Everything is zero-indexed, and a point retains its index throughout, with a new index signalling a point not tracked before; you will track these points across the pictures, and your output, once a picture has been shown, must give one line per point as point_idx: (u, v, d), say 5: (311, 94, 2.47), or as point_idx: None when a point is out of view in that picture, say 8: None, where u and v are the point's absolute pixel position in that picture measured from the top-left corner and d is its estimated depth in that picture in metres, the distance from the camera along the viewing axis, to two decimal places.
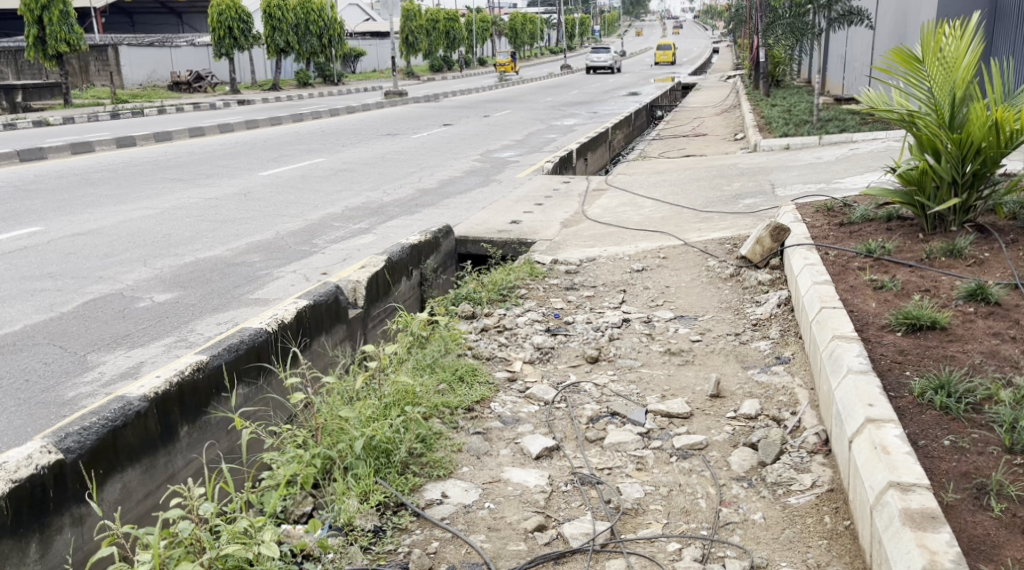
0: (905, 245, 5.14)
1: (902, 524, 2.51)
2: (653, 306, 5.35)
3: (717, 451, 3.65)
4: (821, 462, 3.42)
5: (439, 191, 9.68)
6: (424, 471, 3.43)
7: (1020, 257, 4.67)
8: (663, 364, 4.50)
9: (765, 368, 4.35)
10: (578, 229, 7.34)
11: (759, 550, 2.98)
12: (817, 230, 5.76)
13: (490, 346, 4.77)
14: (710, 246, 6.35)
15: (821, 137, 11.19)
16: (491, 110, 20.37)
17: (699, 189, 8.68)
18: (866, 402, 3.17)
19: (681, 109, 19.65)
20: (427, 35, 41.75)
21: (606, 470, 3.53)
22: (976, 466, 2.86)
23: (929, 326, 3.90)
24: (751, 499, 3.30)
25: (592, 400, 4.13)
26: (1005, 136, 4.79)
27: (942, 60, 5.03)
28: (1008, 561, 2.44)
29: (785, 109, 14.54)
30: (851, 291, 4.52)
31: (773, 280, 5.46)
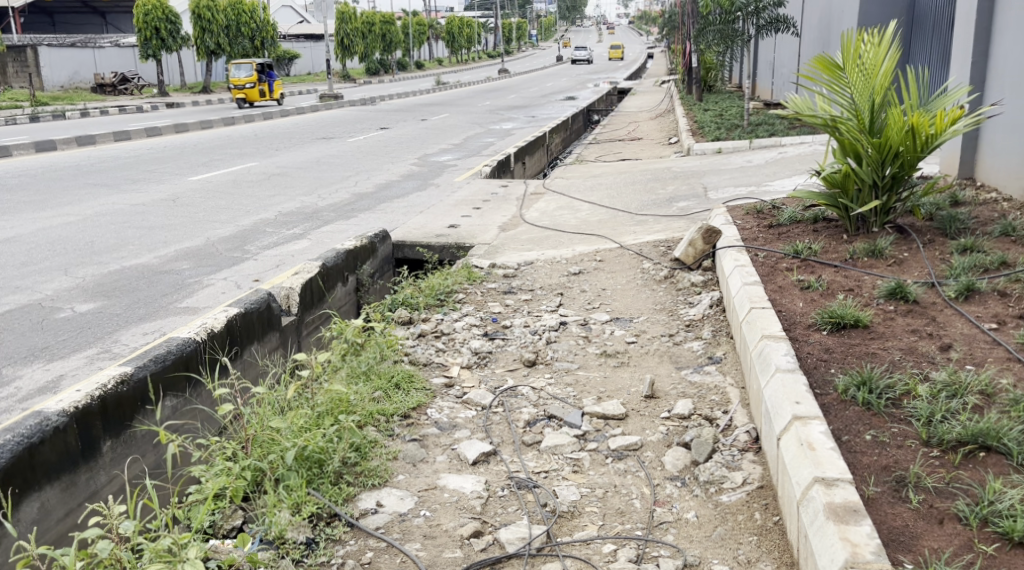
0: (830, 246, 5.29)
1: (826, 519, 2.58)
2: (589, 308, 5.41)
3: (652, 451, 3.71)
4: (752, 460, 3.50)
5: (376, 195, 9.62)
6: (358, 480, 3.40)
7: (937, 256, 4.86)
8: (600, 367, 4.55)
9: (698, 368, 4.43)
10: (516, 233, 7.37)
11: (692, 549, 3.04)
12: (747, 232, 5.89)
13: (427, 352, 4.76)
14: (645, 248, 6.45)
15: (751, 141, 11.45)
16: (429, 114, 20.34)
17: (635, 192, 8.80)
18: (793, 400, 3.26)
19: (617, 113, 19.92)
20: (363, 37, 41.33)
21: (543, 473, 3.55)
22: (896, 459, 2.95)
23: (852, 325, 4.02)
24: (684, 498, 3.36)
25: (529, 404, 4.15)
26: (922, 140, 4.97)
27: (861, 66, 5.20)
28: (925, 551, 2.52)
29: (717, 113, 14.84)
30: (779, 292, 4.63)
31: (705, 282, 5.57)
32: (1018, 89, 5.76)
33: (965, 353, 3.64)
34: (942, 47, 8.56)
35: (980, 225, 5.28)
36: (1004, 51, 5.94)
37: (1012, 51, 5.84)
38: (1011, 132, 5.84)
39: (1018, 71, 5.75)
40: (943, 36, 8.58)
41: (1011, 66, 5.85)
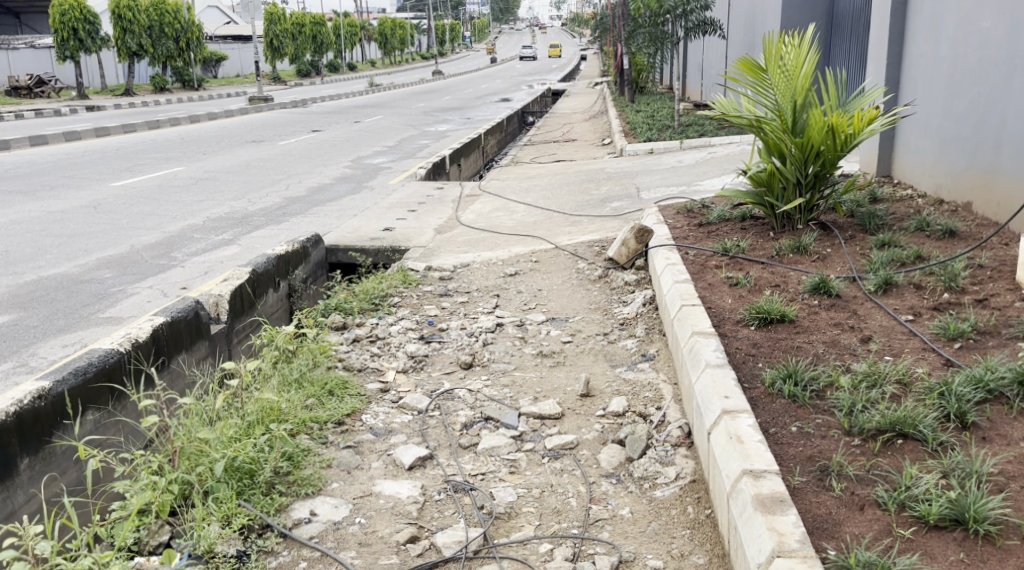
0: (758, 243, 5.42)
1: (754, 510, 2.65)
2: (526, 309, 5.44)
3: (588, 449, 3.75)
4: (684, 454, 3.57)
5: (308, 199, 9.50)
6: (290, 489, 3.36)
7: (858, 251, 5.01)
8: (536, 367, 4.58)
9: (632, 366, 4.49)
10: (452, 235, 7.35)
11: (627, 545, 3.08)
12: (678, 231, 5.99)
13: (362, 357, 4.71)
14: (580, 249, 6.52)
15: (681, 142, 11.64)
16: (362, 116, 20.18)
17: (570, 193, 8.88)
18: (722, 394, 3.34)
19: (552, 114, 20.04)
20: (293, 39, 40.64)
21: (480, 476, 3.56)
22: (820, 449, 3.05)
23: (778, 319, 4.14)
24: (619, 495, 3.41)
25: (465, 406, 4.15)
26: (842, 140, 5.13)
27: (783, 68, 5.33)
28: (847, 537, 2.60)
29: (648, 114, 15.05)
30: (709, 289, 4.72)
31: (639, 281, 5.65)
32: (929, 89, 5.98)
33: (884, 344, 3.77)
34: (861, 49, 8.84)
35: (898, 220, 5.48)
36: (917, 53, 6.17)
37: (923, 53, 6.06)
38: (923, 131, 6.06)
39: (929, 73, 5.97)
40: (860, 39, 8.85)
41: (923, 68, 6.07)
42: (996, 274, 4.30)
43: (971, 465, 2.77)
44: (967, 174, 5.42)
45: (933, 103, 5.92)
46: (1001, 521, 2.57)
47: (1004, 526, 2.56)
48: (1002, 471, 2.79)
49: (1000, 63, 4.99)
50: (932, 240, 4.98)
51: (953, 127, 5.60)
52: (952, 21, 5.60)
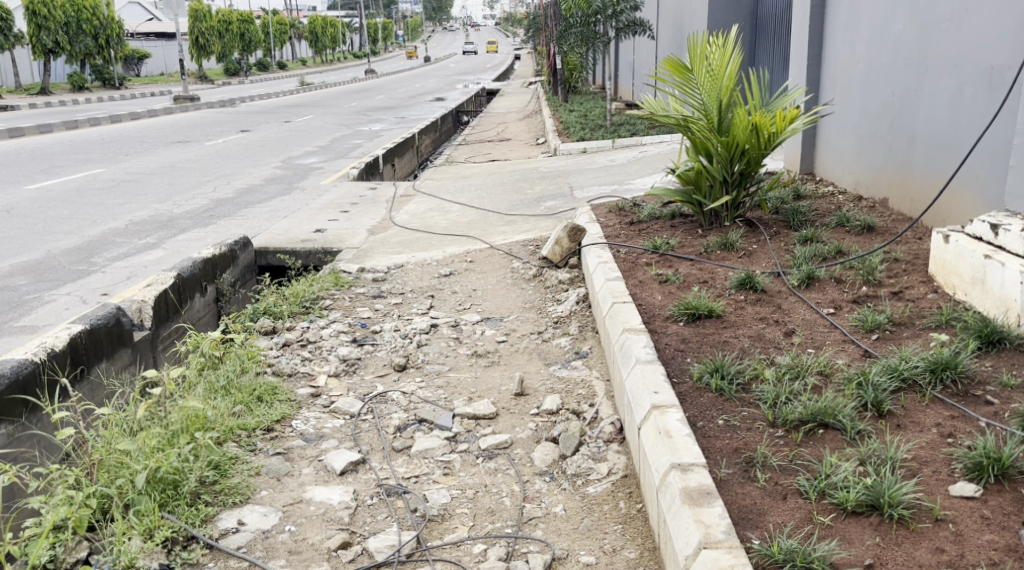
0: (686, 241, 5.52)
1: (682, 503, 2.71)
2: (460, 310, 5.43)
3: (522, 448, 3.76)
4: (616, 450, 3.61)
5: (236, 201, 9.32)
6: (217, 499, 3.30)
7: (782, 247, 5.14)
8: (470, 367, 4.58)
9: (565, 364, 4.52)
10: (385, 236, 7.29)
11: (560, 542, 3.11)
12: (610, 229, 6.05)
13: (292, 361, 4.63)
14: (514, 248, 6.54)
15: (614, 141, 11.76)
16: (292, 116, 19.88)
17: (504, 193, 8.89)
18: (652, 390, 3.38)
19: (486, 114, 20.05)
20: (220, 36, 39.74)
21: (413, 479, 3.54)
22: (746, 441, 3.12)
23: (706, 315, 4.21)
24: (552, 492, 3.43)
25: (399, 409, 4.12)
26: (765, 138, 5.26)
27: (708, 68, 5.42)
28: (770, 526, 2.67)
29: (581, 114, 15.16)
30: (639, 287, 4.78)
31: (572, 279, 5.70)
32: (847, 90, 6.16)
33: (806, 337, 3.87)
34: (782, 50, 9.06)
35: (820, 216, 5.63)
36: (835, 55, 6.35)
37: (841, 55, 6.24)
38: (842, 130, 6.24)
39: (846, 74, 6.16)
40: (782, 40, 9.08)
41: (841, 70, 6.25)
42: (910, 267, 4.46)
43: (887, 452, 2.87)
44: (883, 171, 5.60)
45: (850, 103, 6.11)
46: (914, 505, 2.67)
47: (917, 510, 2.65)
48: (915, 457, 2.90)
49: (912, 66, 5.17)
50: (851, 235, 5.13)
51: (870, 126, 5.78)
52: (867, 24, 5.79)
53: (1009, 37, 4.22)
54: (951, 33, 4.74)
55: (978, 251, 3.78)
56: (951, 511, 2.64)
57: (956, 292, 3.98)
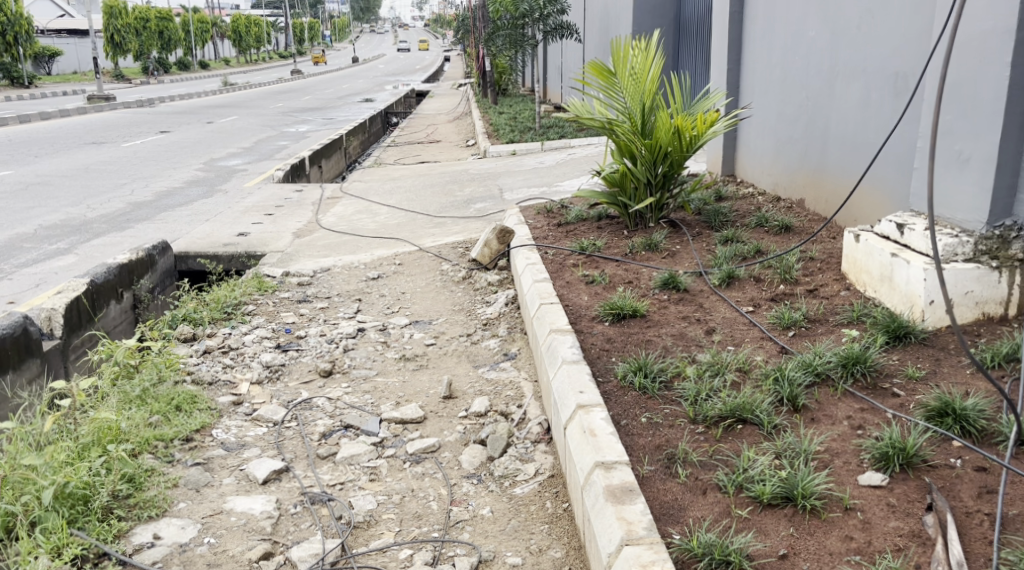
0: (613, 242, 5.58)
1: (605, 501, 2.75)
2: (388, 313, 5.39)
3: (449, 451, 3.75)
4: (543, 451, 3.63)
5: (155, 204, 9.08)
6: (131, 513, 3.21)
7: (704, 247, 5.24)
8: (398, 372, 4.54)
9: (494, 366, 4.53)
10: (312, 239, 7.18)
11: (487, 544, 3.11)
12: (538, 231, 6.08)
13: (213, 369, 4.52)
14: (443, 250, 6.51)
15: (543, 143, 11.84)
16: (215, 116, 19.46)
17: (433, 195, 8.85)
18: (577, 389, 3.41)
19: (415, 116, 19.95)
20: (138, 34, 38.63)
21: (338, 486, 3.50)
22: (668, 438, 3.17)
23: (631, 315, 4.26)
24: (480, 495, 3.42)
25: (324, 415, 4.07)
26: (687, 141, 5.36)
27: (631, 73, 5.53)
28: (690, 521, 2.72)
29: (510, 117, 15.22)
30: (567, 288, 4.81)
31: (501, 281, 5.71)
32: (765, 93, 6.32)
33: (726, 335, 3.95)
34: (703, 54, 9.25)
35: (740, 217, 5.76)
36: (753, 60, 6.51)
37: (758, 60, 6.40)
38: (761, 132, 6.39)
39: (764, 78, 6.31)
40: (703, 45, 9.26)
41: (759, 75, 6.41)
42: (824, 266, 4.59)
43: (801, 445, 2.95)
44: (799, 173, 5.75)
45: (767, 107, 6.27)
46: (825, 495, 2.75)
47: (828, 500, 2.73)
48: (827, 449, 2.99)
49: (824, 72, 5.33)
50: (770, 235, 5.27)
51: (786, 128, 5.94)
52: (782, 29, 5.94)
53: (912, 44, 4.38)
54: (860, 39, 4.90)
55: (885, 250, 3.92)
56: (860, 500, 2.73)
57: (867, 289, 4.12)
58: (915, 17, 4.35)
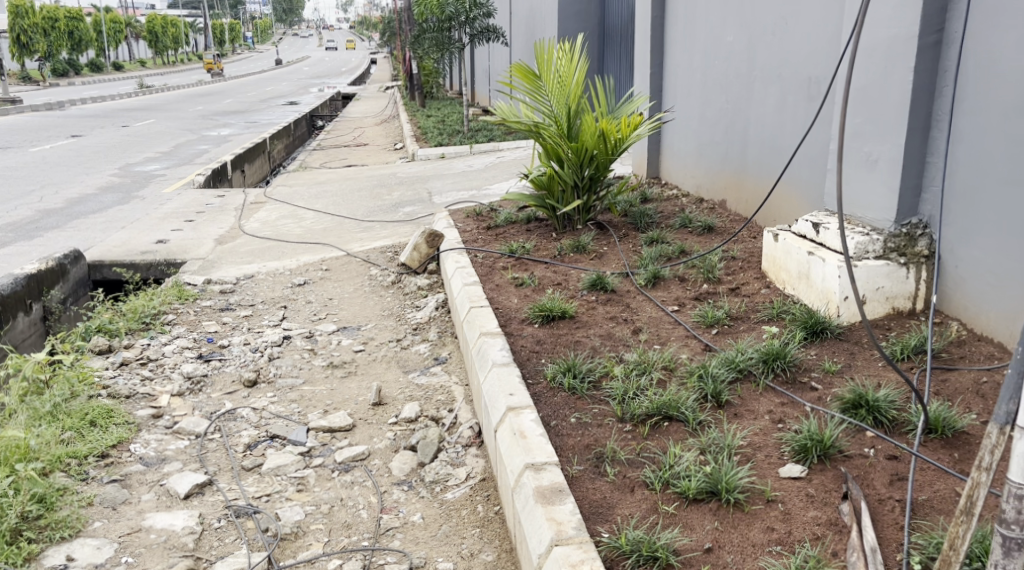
0: (542, 244, 5.60)
1: (535, 502, 2.77)
2: (315, 320, 5.30)
3: (379, 458, 3.70)
4: (474, 454, 3.63)
5: (67, 211, 8.76)
6: (43, 535, 3.09)
7: (631, 248, 5.30)
8: (326, 380, 4.47)
9: (424, 370, 4.50)
10: (234, 245, 7.03)
11: (418, 551, 3.09)
12: (467, 234, 6.07)
13: (131, 382, 4.38)
14: (372, 255, 6.45)
15: (471, 146, 11.83)
16: (130, 120, 18.89)
17: (360, 199, 8.76)
18: (507, 392, 3.42)
19: (342, 119, 19.75)
20: (48, 35, 37.31)
21: (264, 497, 3.42)
22: (596, 437, 3.19)
23: (560, 316, 4.28)
24: (411, 501, 3.39)
25: (249, 426, 3.97)
26: (611, 144, 5.41)
27: (556, 76, 5.57)
28: (618, 519, 2.75)
29: (438, 119, 15.18)
30: (496, 291, 4.81)
31: (431, 285, 5.69)
32: (686, 96, 6.43)
33: (652, 334, 4.01)
34: (627, 58, 9.36)
35: (665, 218, 5.85)
36: (674, 64, 6.62)
37: (680, 64, 6.52)
38: (684, 135, 6.49)
39: (686, 82, 6.41)
40: (627, 49, 9.37)
41: (680, 79, 6.53)
42: (746, 265, 4.69)
43: (724, 440, 3.00)
44: (721, 175, 5.86)
45: (689, 110, 6.38)
46: (748, 488, 2.81)
47: (751, 493, 2.79)
48: (749, 443, 3.05)
49: (742, 76, 5.45)
50: (694, 236, 5.36)
51: (708, 131, 6.05)
52: (702, 34, 6.05)
53: (824, 50, 4.51)
54: (776, 44, 5.01)
55: (802, 248, 4.02)
56: (781, 492, 2.79)
57: (786, 287, 4.22)
58: (826, 23, 4.47)
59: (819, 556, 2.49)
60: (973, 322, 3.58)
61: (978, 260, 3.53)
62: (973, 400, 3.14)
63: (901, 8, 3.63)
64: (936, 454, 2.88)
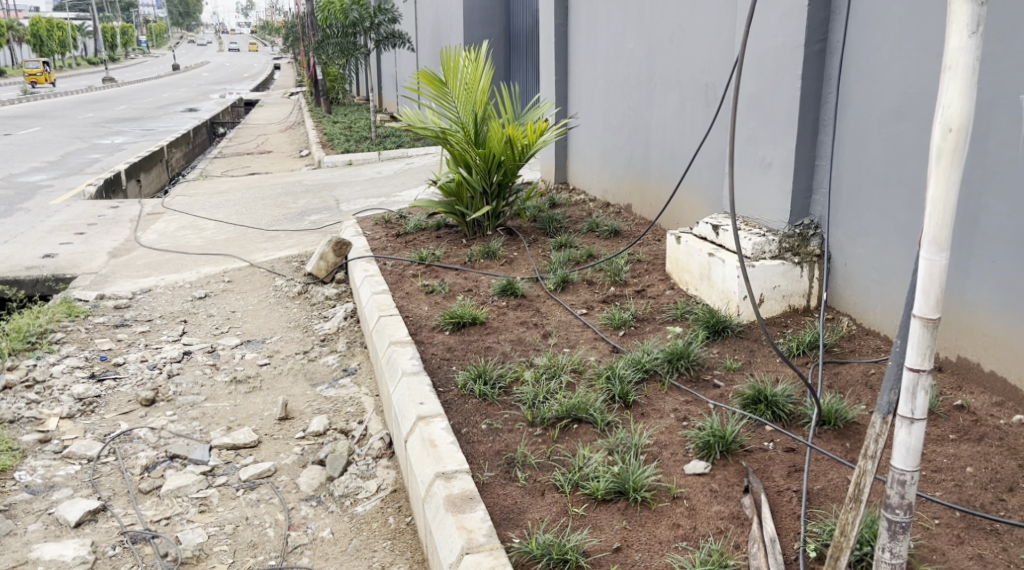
0: (452, 251, 5.57)
1: (446, 511, 2.74)
2: (217, 334, 5.14)
3: (286, 474, 3.60)
4: (386, 466, 3.57)
5: None
6: None
7: (540, 253, 5.32)
8: (229, 396, 4.32)
9: (332, 383, 4.40)
10: (130, 258, 6.76)
11: (327, 567, 3.02)
12: (376, 242, 5.99)
13: (15, 406, 4.15)
14: (277, 265, 6.30)
15: (379, 153, 11.71)
16: (15, 128, 17.98)
17: (264, 207, 8.55)
18: (417, 401, 3.37)
19: (245, 125, 19.29)
20: None
21: (163, 521, 3.29)
22: (506, 443, 3.18)
23: (470, 322, 4.25)
24: (319, 517, 3.31)
25: (147, 447, 3.81)
26: (518, 149, 5.45)
27: (461, 83, 5.53)
28: (529, 523, 2.74)
29: (345, 126, 14.98)
30: (405, 298, 4.75)
31: (339, 295, 5.59)
32: (591, 103, 6.51)
33: (561, 338, 4.02)
34: (533, 64, 9.40)
35: (573, 223, 5.90)
36: (579, 71, 6.69)
37: (584, 70, 6.59)
38: (589, 140, 6.56)
39: (590, 88, 6.49)
40: (533, 56, 9.43)
41: (585, 85, 6.60)
42: (651, 267, 4.77)
43: (631, 440, 3.04)
44: (625, 179, 5.95)
45: (594, 116, 6.46)
46: (655, 486, 2.84)
47: (657, 491, 2.83)
48: (655, 442, 3.09)
49: (644, 83, 5.55)
50: (601, 239, 5.43)
51: (612, 137, 6.13)
52: (604, 41, 6.12)
53: (719, 58, 4.62)
54: (673, 53, 5.12)
55: (703, 250, 4.10)
56: (686, 488, 2.83)
57: (689, 288, 4.30)
58: (720, 32, 4.59)
59: (722, 550, 2.53)
60: (862, 317, 3.72)
61: (864, 258, 3.67)
62: (862, 391, 3.26)
63: (786, 18, 3.77)
64: (829, 445, 2.97)
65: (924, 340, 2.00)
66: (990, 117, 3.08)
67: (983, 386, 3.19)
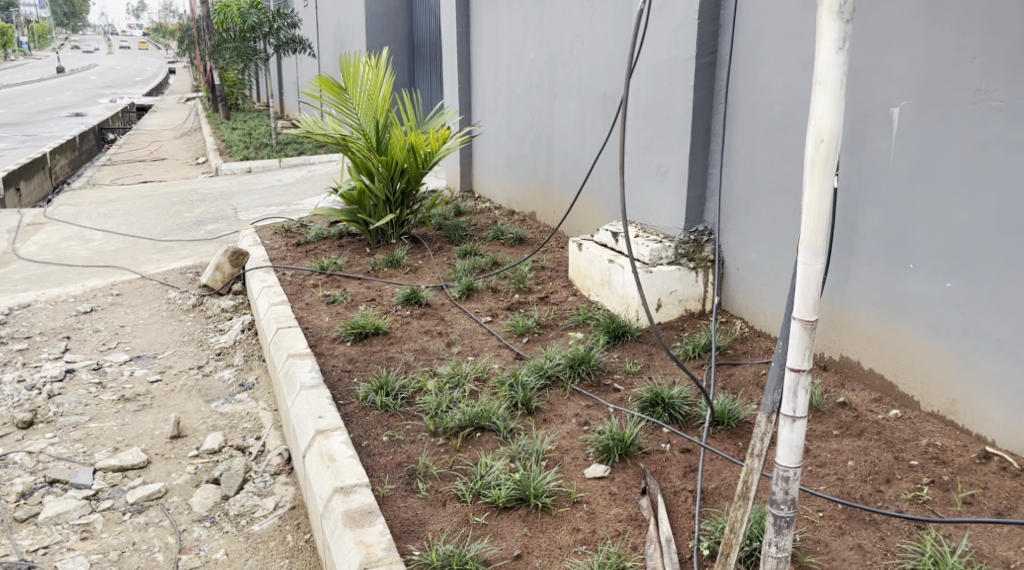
0: (354, 260, 5.46)
1: (344, 527, 2.67)
2: (104, 350, 4.91)
3: (178, 495, 3.45)
4: (284, 482, 3.47)
5: None
6: None
7: (445, 262, 5.28)
8: (117, 415, 4.12)
9: (228, 398, 4.25)
10: (8, 271, 6.40)
11: None
12: (275, 252, 5.83)
13: None
14: (170, 277, 6.06)
15: (280, 160, 11.45)
16: None
17: (157, 217, 8.23)
18: (316, 415, 3.29)
19: (138, 132, 18.57)
20: None
21: (41, 550, 3.11)
22: (408, 454, 3.12)
23: (373, 333, 4.17)
24: (213, 538, 3.18)
25: (23, 472, 3.60)
26: (421, 157, 5.40)
27: (362, 90, 5.45)
28: (429, 535, 2.69)
29: (244, 133, 14.58)
30: (305, 309, 4.63)
31: (236, 307, 5.42)
32: (494, 112, 6.51)
33: (465, 346, 3.99)
34: (437, 72, 9.36)
35: (478, 231, 5.88)
36: (482, 79, 6.70)
37: (486, 80, 6.60)
38: (493, 149, 6.58)
39: (492, 97, 6.50)
40: (436, 64, 9.37)
41: (487, 94, 6.61)
42: (554, 273, 4.80)
43: (533, 446, 3.03)
44: (528, 187, 5.98)
45: (496, 125, 6.47)
46: (556, 492, 2.84)
47: (558, 496, 2.82)
48: (557, 447, 3.09)
49: (544, 92, 5.58)
50: (505, 247, 5.43)
51: (514, 145, 6.15)
52: (505, 51, 6.14)
53: (617, 68, 4.68)
54: (573, 62, 5.17)
55: (603, 257, 4.15)
56: (586, 493, 2.84)
57: (590, 294, 4.34)
58: (617, 43, 4.65)
59: (620, 552, 2.54)
60: (753, 320, 3.82)
61: (755, 263, 3.77)
62: (754, 391, 3.34)
63: (678, 31, 3.84)
64: (723, 445, 3.03)
65: (804, 341, 2.05)
66: (864, 128, 3.20)
67: (863, 383, 3.31)
